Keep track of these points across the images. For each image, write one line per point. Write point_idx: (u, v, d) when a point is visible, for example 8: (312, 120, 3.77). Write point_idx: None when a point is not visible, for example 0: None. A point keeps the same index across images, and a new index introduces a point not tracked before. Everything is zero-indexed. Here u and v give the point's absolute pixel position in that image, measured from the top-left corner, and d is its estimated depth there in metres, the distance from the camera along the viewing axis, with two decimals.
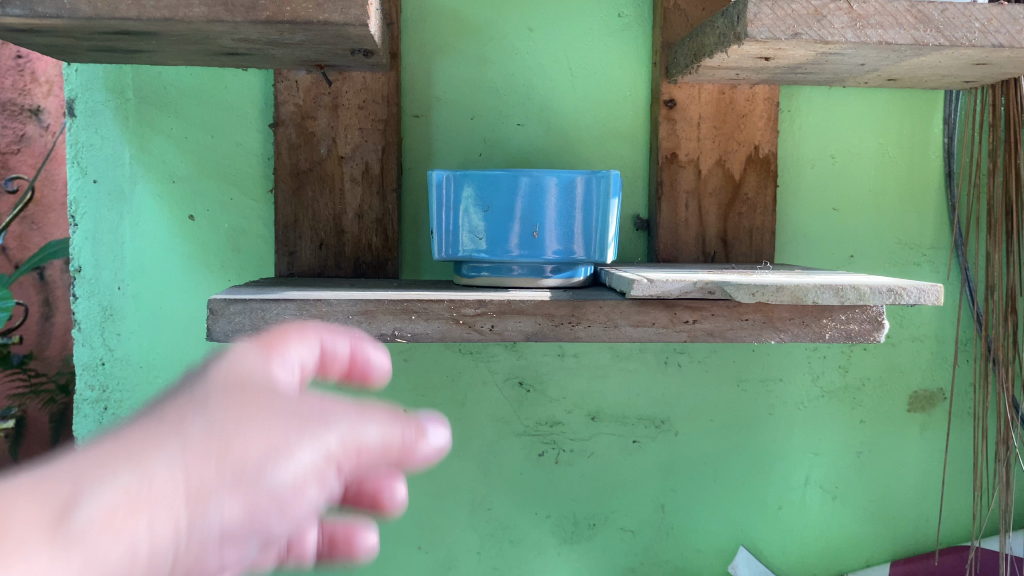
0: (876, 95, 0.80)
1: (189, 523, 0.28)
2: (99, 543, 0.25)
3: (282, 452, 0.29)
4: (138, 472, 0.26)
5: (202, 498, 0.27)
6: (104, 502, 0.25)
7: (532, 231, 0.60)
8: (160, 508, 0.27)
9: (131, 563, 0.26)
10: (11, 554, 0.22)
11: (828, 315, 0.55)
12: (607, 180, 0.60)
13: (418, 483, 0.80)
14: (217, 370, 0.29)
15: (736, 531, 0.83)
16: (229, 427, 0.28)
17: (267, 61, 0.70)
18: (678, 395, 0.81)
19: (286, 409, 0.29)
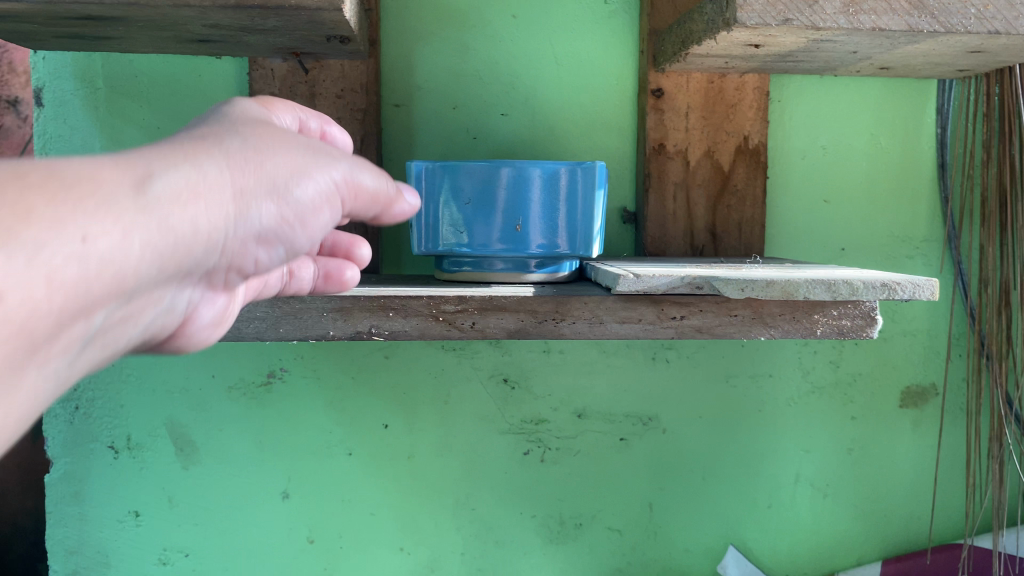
0: (869, 85, 0.78)
1: (233, 220, 0.34)
2: (172, 215, 0.30)
3: (301, 168, 0.35)
4: (195, 164, 0.31)
5: (242, 204, 0.33)
6: (177, 183, 0.30)
7: (515, 223, 0.58)
8: (222, 202, 0.32)
9: (194, 234, 0.32)
10: (106, 203, 0.28)
11: (820, 311, 0.53)
12: (593, 172, 0.58)
13: (401, 483, 0.78)
14: (232, 110, 0.37)
15: (725, 530, 0.82)
16: (257, 142, 0.34)
17: (241, 48, 0.68)
18: (666, 392, 0.79)
19: (298, 141, 0.36)
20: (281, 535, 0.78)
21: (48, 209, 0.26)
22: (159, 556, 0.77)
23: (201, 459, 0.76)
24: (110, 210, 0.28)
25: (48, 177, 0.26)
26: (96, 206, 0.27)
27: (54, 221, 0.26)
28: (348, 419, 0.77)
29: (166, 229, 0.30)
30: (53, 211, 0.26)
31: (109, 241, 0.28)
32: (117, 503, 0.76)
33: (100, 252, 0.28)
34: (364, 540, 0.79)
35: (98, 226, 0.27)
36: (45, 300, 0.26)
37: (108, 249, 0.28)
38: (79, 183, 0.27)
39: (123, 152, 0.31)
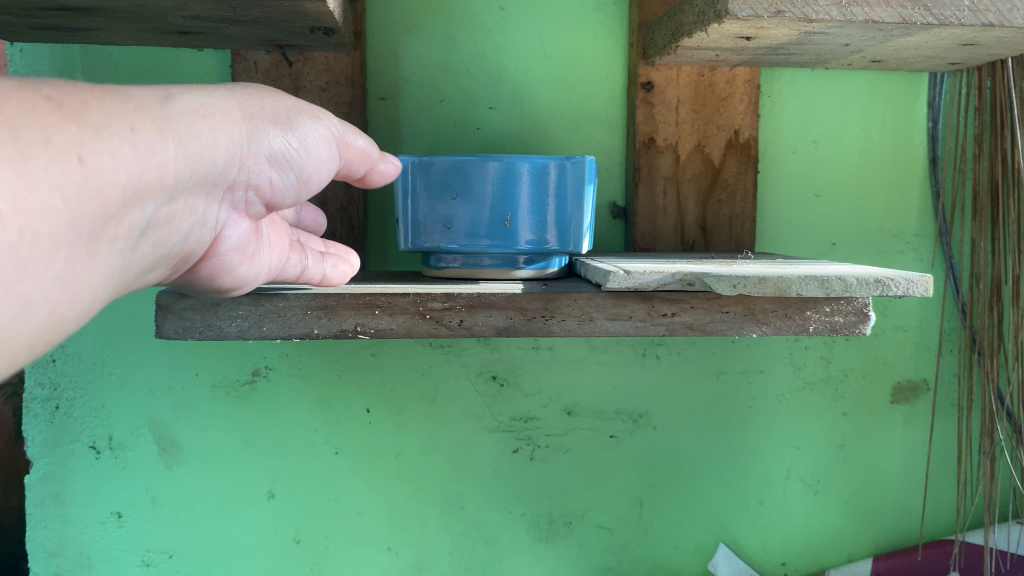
0: (860, 78, 0.77)
1: (248, 139, 0.38)
2: (197, 124, 0.35)
3: (294, 107, 0.41)
4: (209, 92, 0.37)
5: (256, 128, 0.38)
6: (196, 103, 0.35)
7: (504, 220, 0.57)
8: (237, 123, 0.37)
9: (214, 145, 0.36)
10: (137, 106, 0.32)
11: (812, 307, 0.52)
12: (583, 167, 0.57)
13: (388, 482, 0.77)
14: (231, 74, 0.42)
15: (716, 528, 0.81)
16: (255, 88, 0.40)
17: (223, 40, 0.66)
18: (656, 388, 0.78)
19: (288, 92, 0.42)
20: (266, 536, 0.77)
21: (105, 103, 0.31)
22: (142, 558, 0.76)
23: (184, 459, 0.75)
24: (153, 109, 0.33)
25: (99, 86, 0.32)
26: (136, 107, 0.32)
27: (108, 111, 0.31)
28: (334, 417, 0.75)
29: (194, 135, 0.35)
30: (107, 104, 0.31)
31: (152, 134, 0.32)
32: (98, 504, 0.75)
33: (146, 141, 0.32)
34: (351, 541, 0.78)
35: (143, 118, 0.32)
36: (114, 170, 0.30)
37: (151, 143, 0.32)
38: (124, 91, 0.32)
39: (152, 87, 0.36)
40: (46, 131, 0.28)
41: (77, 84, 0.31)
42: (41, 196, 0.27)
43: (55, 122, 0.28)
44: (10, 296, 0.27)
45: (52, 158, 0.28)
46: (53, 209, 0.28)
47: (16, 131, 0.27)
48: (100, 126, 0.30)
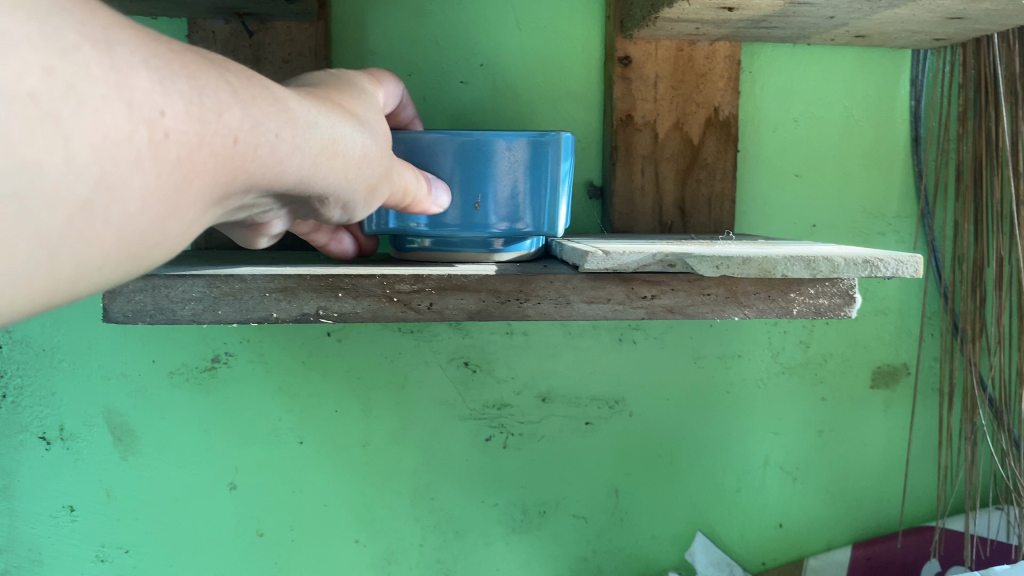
0: (842, 55, 0.74)
1: (349, 186, 0.36)
2: (326, 151, 0.32)
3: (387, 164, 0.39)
4: (341, 125, 0.34)
5: (358, 173, 0.36)
6: (332, 134, 0.33)
7: (476, 200, 0.54)
8: (356, 165, 0.35)
9: (326, 179, 0.33)
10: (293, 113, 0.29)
11: (796, 289, 0.50)
12: (560, 143, 0.54)
13: (356, 472, 0.74)
14: (356, 95, 0.39)
15: (693, 516, 0.79)
16: (375, 137, 0.38)
17: (177, 7, 0.63)
18: (633, 374, 0.76)
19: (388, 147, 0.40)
20: (229, 529, 0.74)
21: (270, 103, 0.28)
22: (96, 554, 0.72)
23: (142, 449, 0.71)
24: (305, 123, 0.30)
25: (265, 81, 0.28)
26: (292, 119, 0.29)
27: (271, 111, 0.28)
28: (299, 405, 0.72)
29: (319, 160, 0.32)
30: (273, 103, 0.28)
31: (291, 148, 0.29)
32: (51, 497, 0.71)
33: (283, 153, 0.29)
34: (317, 533, 0.75)
35: (293, 129, 0.29)
36: (254, 166, 0.27)
37: (287, 153, 0.29)
38: (290, 94, 0.29)
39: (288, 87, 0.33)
40: (220, 106, 0.25)
41: (247, 73, 0.28)
42: (197, 160, 0.24)
43: (230, 97, 0.25)
44: (140, 249, 0.24)
45: (219, 129, 0.25)
46: (204, 176, 0.25)
47: (202, 95, 0.24)
48: (260, 120, 0.27)
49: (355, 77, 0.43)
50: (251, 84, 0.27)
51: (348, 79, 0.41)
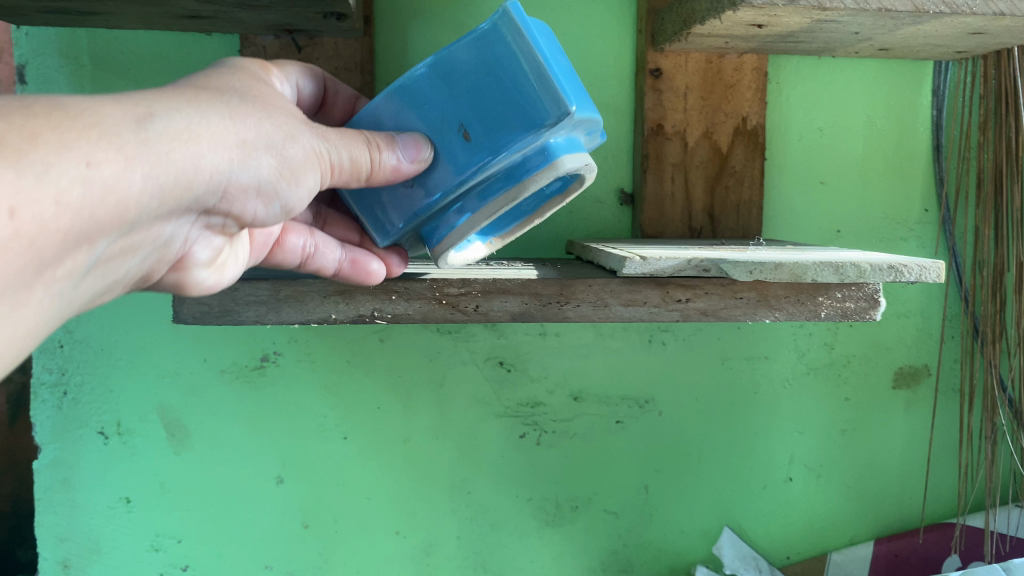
0: (865, 66, 0.77)
1: (240, 167, 0.38)
2: (177, 144, 0.34)
3: (291, 126, 0.39)
4: (196, 107, 0.36)
5: (247, 152, 0.38)
6: (181, 122, 0.35)
7: (459, 136, 0.40)
8: (230, 145, 0.37)
9: (195, 169, 0.36)
10: (98, 131, 0.32)
11: (824, 293, 0.53)
12: (501, 16, 0.38)
13: (396, 467, 0.77)
14: (229, 71, 0.40)
15: (720, 512, 0.82)
16: (251, 101, 0.39)
17: (232, 24, 0.65)
18: (663, 374, 0.78)
19: (286, 107, 0.40)
20: (276, 521, 0.77)
21: (74, 130, 0.31)
22: (151, 543, 0.76)
23: (193, 444, 0.75)
24: (120, 145, 0.32)
25: (82, 104, 0.32)
26: (103, 136, 0.32)
27: (77, 138, 0.31)
28: (344, 402, 0.76)
29: (170, 154, 0.34)
30: (78, 126, 0.31)
31: (118, 167, 0.32)
32: (107, 489, 0.75)
33: (109, 176, 0.32)
34: (360, 524, 0.78)
35: (111, 149, 0.32)
36: (55, 217, 0.30)
37: (117, 175, 0.32)
38: (95, 112, 0.32)
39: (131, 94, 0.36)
40: None
41: (58, 103, 0.31)
42: None
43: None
44: None
45: None
46: None
47: None
48: (62, 153, 0.30)
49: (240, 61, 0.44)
50: (54, 118, 0.30)
51: (233, 59, 0.43)
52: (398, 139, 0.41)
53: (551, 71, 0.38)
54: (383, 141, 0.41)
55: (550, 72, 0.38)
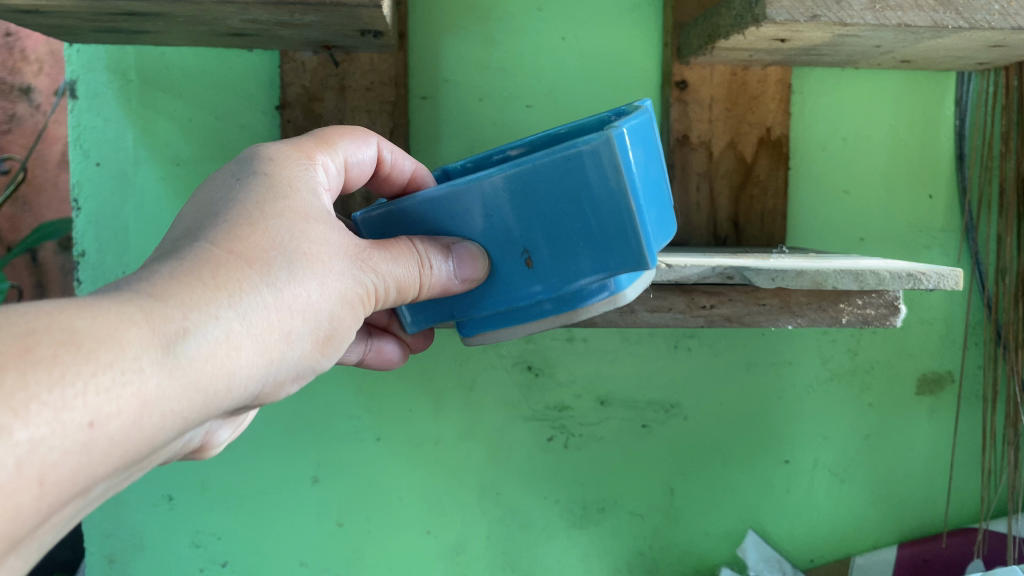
0: (887, 77, 0.78)
1: (278, 354, 0.40)
2: (208, 360, 0.36)
3: (328, 289, 0.42)
4: (235, 305, 0.37)
5: (282, 334, 0.40)
6: (217, 329, 0.37)
7: (526, 253, 0.44)
8: (267, 338, 0.39)
9: (237, 374, 0.38)
10: (119, 368, 0.33)
11: (845, 300, 0.54)
12: (605, 150, 0.39)
13: (428, 468, 0.80)
14: (274, 209, 0.41)
15: (745, 515, 0.84)
16: (291, 280, 0.40)
17: (274, 41, 0.67)
18: (688, 379, 0.80)
19: (328, 262, 0.42)
20: (312, 519, 0.80)
21: (84, 381, 0.31)
22: (192, 540, 0.79)
23: (233, 443, 0.78)
24: (143, 385, 0.34)
25: (97, 337, 0.32)
26: (119, 372, 0.33)
27: (89, 393, 0.31)
28: (377, 405, 0.78)
29: (203, 372, 0.36)
30: (92, 372, 0.32)
31: (138, 405, 0.34)
32: (151, 487, 0.78)
33: (129, 415, 0.33)
34: (393, 523, 0.81)
35: (136, 388, 0.33)
36: (63, 474, 0.31)
37: (134, 414, 0.33)
38: (116, 351, 0.33)
39: (171, 276, 0.37)
40: None
41: (73, 338, 0.32)
42: None
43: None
44: None
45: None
46: None
47: None
48: (61, 426, 0.30)
49: (272, 169, 0.43)
50: (54, 370, 0.30)
51: (274, 175, 0.42)
52: (457, 254, 0.43)
53: (635, 218, 0.41)
54: (442, 262, 0.43)
55: (635, 216, 0.41)
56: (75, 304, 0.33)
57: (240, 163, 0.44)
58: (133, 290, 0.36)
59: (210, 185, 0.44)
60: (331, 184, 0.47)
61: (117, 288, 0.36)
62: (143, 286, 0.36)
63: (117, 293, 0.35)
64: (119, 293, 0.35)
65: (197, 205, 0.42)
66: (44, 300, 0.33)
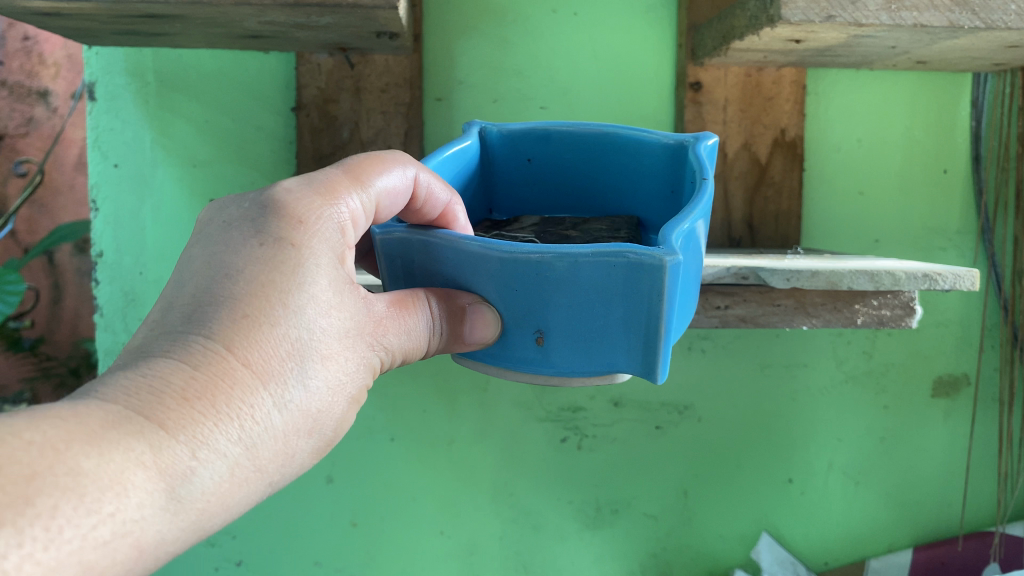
0: (904, 78, 0.78)
1: (283, 473, 0.37)
2: (208, 502, 0.33)
3: (339, 388, 0.38)
4: (243, 436, 0.34)
5: (288, 453, 0.36)
6: (222, 468, 0.33)
7: (538, 332, 0.38)
8: (272, 462, 0.36)
9: (237, 504, 0.35)
10: (117, 515, 0.30)
11: (860, 300, 0.54)
12: (657, 271, 0.34)
13: (442, 468, 0.80)
14: (299, 299, 0.35)
15: (759, 517, 0.84)
16: (303, 395, 0.36)
17: (291, 44, 0.67)
18: (702, 380, 0.80)
19: (343, 359, 0.37)
20: (326, 519, 0.80)
21: (82, 536, 0.28)
22: (207, 539, 0.79)
23: None
24: (138, 536, 0.30)
25: (100, 484, 0.29)
26: (116, 521, 0.30)
27: (85, 550, 0.28)
28: (391, 406, 0.78)
29: (202, 513, 0.33)
30: (91, 527, 0.28)
31: (133, 553, 0.31)
32: None
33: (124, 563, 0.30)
34: (406, 523, 0.81)
35: (130, 541, 0.30)
36: None
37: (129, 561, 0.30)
38: (111, 500, 0.29)
39: (179, 399, 0.33)
40: None
41: (77, 483, 0.28)
42: None
43: None
44: None
45: None
46: None
47: None
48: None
49: (297, 226, 0.36)
50: (52, 525, 0.27)
51: (301, 240, 0.36)
52: (470, 318, 0.38)
53: (662, 340, 0.37)
54: (454, 324, 0.38)
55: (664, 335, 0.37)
56: (74, 438, 0.29)
57: (260, 206, 0.37)
58: (137, 418, 0.32)
59: (224, 224, 0.37)
60: (358, 230, 0.39)
61: (118, 407, 0.32)
62: (147, 413, 0.32)
63: (119, 422, 0.31)
64: (121, 421, 0.31)
65: (208, 259, 0.36)
66: (41, 425, 0.29)
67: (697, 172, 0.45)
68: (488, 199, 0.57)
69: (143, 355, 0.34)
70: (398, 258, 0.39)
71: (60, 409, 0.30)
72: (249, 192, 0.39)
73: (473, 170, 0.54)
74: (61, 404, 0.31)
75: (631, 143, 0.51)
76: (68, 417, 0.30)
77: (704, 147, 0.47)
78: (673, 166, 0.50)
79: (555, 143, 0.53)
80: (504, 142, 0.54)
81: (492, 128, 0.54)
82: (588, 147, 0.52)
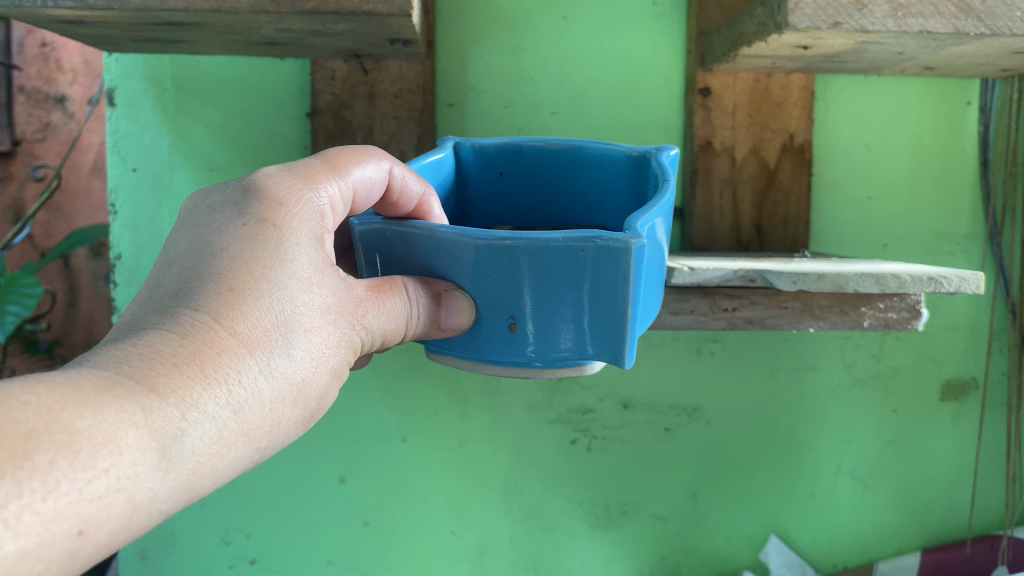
0: (910, 85, 0.79)
1: (271, 441, 0.38)
2: (199, 463, 0.34)
3: (323, 360, 0.39)
4: (231, 401, 0.35)
5: (276, 421, 0.37)
6: (211, 430, 0.34)
7: (511, 319, 0.39)
8: (260, 427, 0.36)
9: (228, 468, 0.36)
10: (114, 474, 0.31)
11: (866, 303, 0.55)
12: (623, 255, 0.34)
13: (452, 468, 0.81)
14: (281, 274, 0.37)
15: (767, 519, 0.84)
16: (287, 364, 0.37)
17: (305, 50, 0.68)
18: (710, 383, 0.80)
19: (326, 333, 0.38)
20: (338, 519, 0.81)
21: (79, 489, 0.29)
22: (221, 537, 0.80)
23: None
24: (130, 492, 0.31)
25: (95, 441, 0.30)
26: (112, 479, 0.31)
27: (81, 503, 0.29)
28: (403, 407, 0.79)
29: (193, 474, 0.34)
30: (87, 481, 0.30)
31: (127, 512, 0.31)
32: None
33: (118, 523, 0.31)
34: (417, 524, 0.82)
35: (124, 498, 0.31)
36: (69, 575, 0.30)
37: (123, 522, 0.31)
38: (104, 461, 0.30)
39: (169, 364, 0.34)
40: None
41: (72, 441, 0.29)
42: None
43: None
44: None
45: None
46: None
47: None
48: (50, 538, 0.28)
49: (277, 211, 0.38)
50: (50, 478, 0.28)
51: (281, 222, 0.38)
52: (446, 304, 0.39)
53: (628, 326, 0.38)
54: (430, 309, 0.39)
55: (633, 320, 0.38)
56: (69, 400, 0.30)
57: (242, 191, 0.39)
58: (128, 382, 0.33)
59: (208, 209, 0.39)
60: (336, 215, 0.41)
61: (110, 373, 0.33)
62: (137, 376, 0.33)
63: (111, 385, 0.32)
64: (113, 385, 0.32)
65: (194, 240, 0.37)
66: (36, 389, 0.30)
67: (659, 176, 0.46)
68: (461, 216, 0.57)
69: (133, 328, 0.35)
70: (376, 250, 0.40)
71: (52, 376, 0.31)
72: (230, 180, 0.40)
73: (447, 184, 0.55)
74: (53, 372, 0.32)
75: (598, 157, 0.52)
76: (61, 381, 0.31)
77: (665, 156, 0.48)
78: (636, 177, 0.51)
79: (526, 156, 0.54)
80: (476, 157, 0.55)
81: (465, 143, 0.55)
82: (559, 160, 0.53)
